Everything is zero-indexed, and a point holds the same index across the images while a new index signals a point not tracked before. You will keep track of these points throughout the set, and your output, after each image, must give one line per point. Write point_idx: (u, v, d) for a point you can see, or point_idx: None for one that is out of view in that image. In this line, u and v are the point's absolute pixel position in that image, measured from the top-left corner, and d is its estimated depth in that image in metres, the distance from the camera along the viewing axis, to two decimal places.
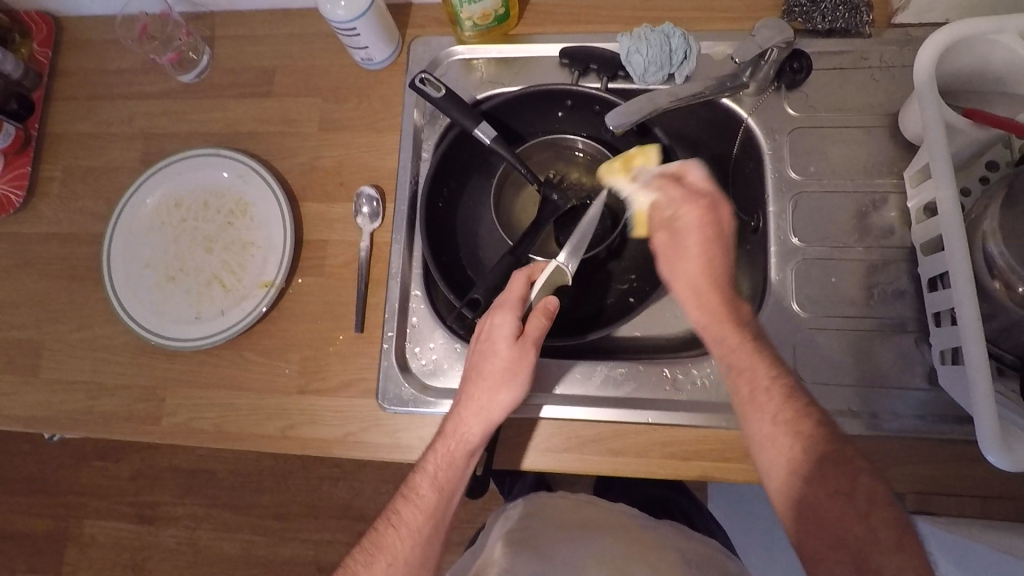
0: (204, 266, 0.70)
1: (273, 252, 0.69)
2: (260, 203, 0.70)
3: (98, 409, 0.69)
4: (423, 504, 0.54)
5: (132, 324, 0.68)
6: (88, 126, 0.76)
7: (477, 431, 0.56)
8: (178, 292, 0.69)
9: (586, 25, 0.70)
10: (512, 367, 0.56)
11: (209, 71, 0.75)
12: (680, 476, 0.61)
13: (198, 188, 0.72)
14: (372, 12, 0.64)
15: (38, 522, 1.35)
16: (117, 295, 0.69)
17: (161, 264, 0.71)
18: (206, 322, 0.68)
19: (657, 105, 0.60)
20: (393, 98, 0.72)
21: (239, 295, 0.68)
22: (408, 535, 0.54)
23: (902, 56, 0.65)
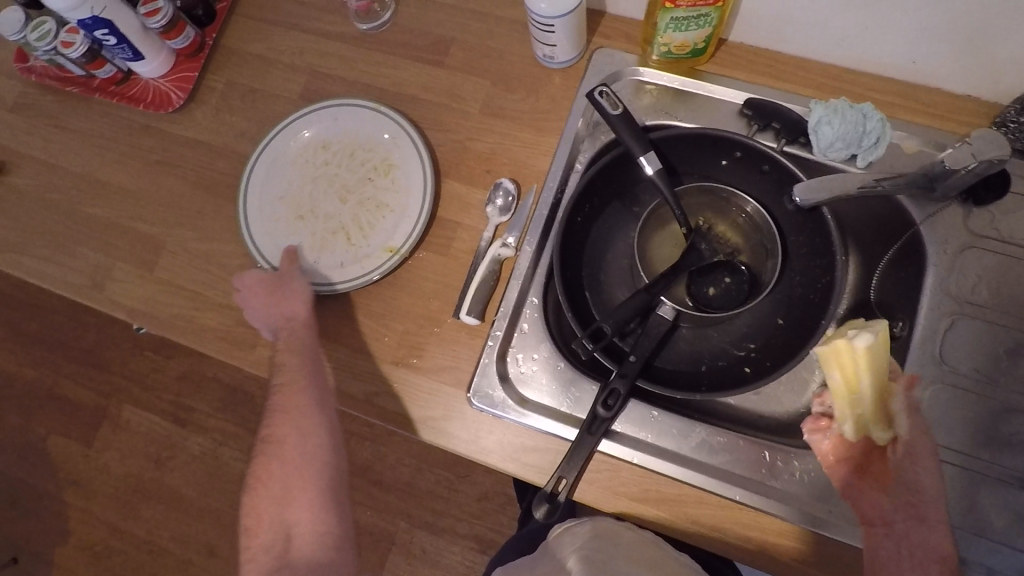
0: (334, 215, 0.70)
1: (405, 220, 0.69)
2: (403, 168, 0.70)
3: (199, 321, 0.70)
4: (290, 372, 0.65)
5: (255, 252, 0.69)
6: (259, 47, 0.76)
7: (301, 319, 0.65)
8: (303, 233, 0.70)
9: (778, 82, 0.68)
10: (285, 288, 0.66)
11: (388, 27, 0.75)
12: (750, 560, 0.59)
13: (346, 137, 0.72)
14: (574, 15, 0.63)
15: (82, 394, 1.40)
16: (246, 219, 0.70)
17: (293, 200, 0.71)
18: (324, 271, 0.68)
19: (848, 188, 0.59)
20: (561, 100, 0.71)
21: (361, 252, 0.69)
22: (299, 392, 0.66)
23: None
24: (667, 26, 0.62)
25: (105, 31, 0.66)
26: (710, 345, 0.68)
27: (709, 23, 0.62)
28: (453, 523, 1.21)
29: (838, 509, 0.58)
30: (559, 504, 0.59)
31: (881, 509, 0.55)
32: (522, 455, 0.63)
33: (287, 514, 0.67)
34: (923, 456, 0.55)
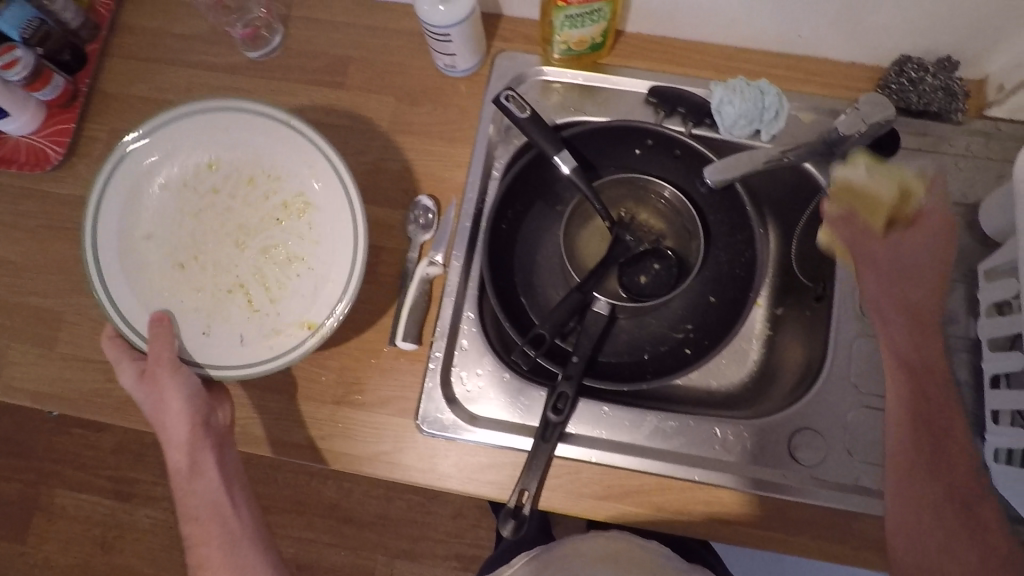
0: (234, 259, 0.65)
1: (325, 281, 0.62)
2: (320, 215, 0.64)
3: (116, 393, 0.65)
4: (163, 405, 0.58)
5: (125, 327, 0.60)
6: (141, 89, 0.71)
7: (180, 434, 0.58)
8: (195, 300, 0.63)
9: (677, 67, 0.69)
10: (165, 391, 0.58)
11: (279, 52, 0.71)
12: (717, 537, 0.61)
13: (254, 170, 0.66)
14: (468, 22, 0.62)
15: (4, 485, 1.28)
16: (117, 267, 0.61)
17: (182, 238, 0.65)
18: (213, 345, 0.61)
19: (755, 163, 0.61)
20: (469, 109, 0.69)
21: (264, 326, 0.62)
22: (179, 432, 0.58)
23: (989, 148, 0.65)
24: (562, 24, 0.62)
25: None
26: (650, 331, 0.69)
27: (603, 18, 0.62)
28: (430, 545, 1.18)
29: (790, 471, 0.61)
30: (525, 518, 0.59)
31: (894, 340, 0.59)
32: (479, 474, 0.62)
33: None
34: (886, 312, 0.61)
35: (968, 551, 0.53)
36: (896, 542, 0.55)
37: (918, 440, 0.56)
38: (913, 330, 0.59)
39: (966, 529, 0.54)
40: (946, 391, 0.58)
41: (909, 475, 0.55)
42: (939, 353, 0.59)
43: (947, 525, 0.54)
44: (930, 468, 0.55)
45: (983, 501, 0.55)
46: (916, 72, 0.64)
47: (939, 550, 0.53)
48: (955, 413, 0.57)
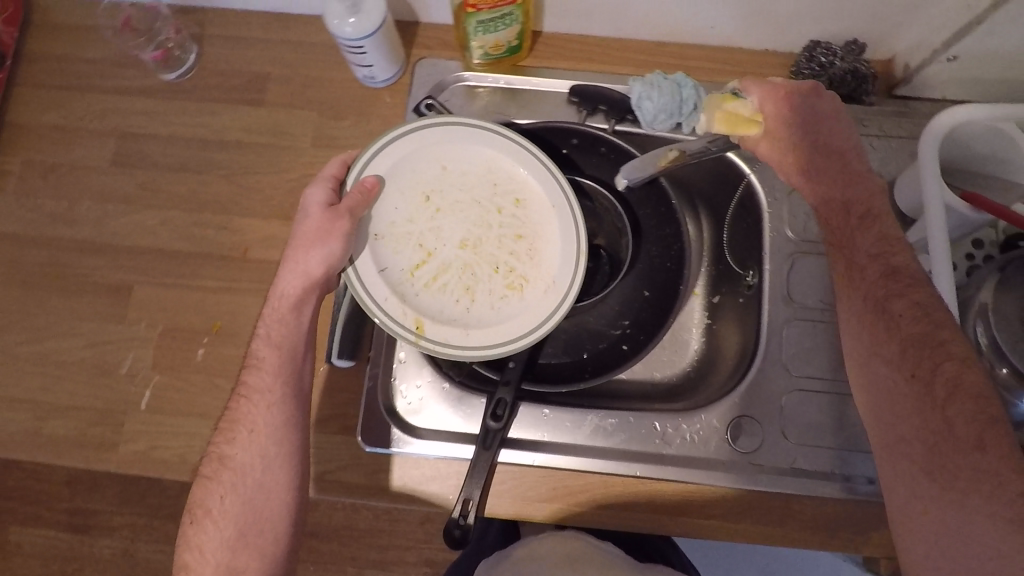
0: (405, 198, 0.60)
1: (525, 317, 0.60)
2: (565, 271, 0.61)
3: (47, 432, 0.63)
4: (263, 363, 0.56)
5: (360, 164, 0.58)
6: (53, 117, 0.69)
7: (280, 342, 0.56)
8: (404, 217, 0.60)
9: (598, 65, 0.69)
10: (308, 246, 0.55)
11: (194, 72, 0.69)
12: (662, 530, 0.61)
13: (517, 216, 0.63)
14: (381, 33, 0.61)
15: None
16: (391, 158, 0.59)
17: (424, 185, 0.61)
18: (375, 262, 0.58)
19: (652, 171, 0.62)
20: (393, 119, 0.69)
21: (400, 291, 0.58)
22: (259, 400, 0.55)
23: (901, 126, 0.66)
24: (475, 30, 0.62)
25: None
26: (589, 330, 0.70)
27: (515, 20, 0.62)
28: None
29: (729, 459, 0.61)
30: (470, 528, 0.58)
31: (855, 253, 0.55)
32: (423, 486, 0.62)
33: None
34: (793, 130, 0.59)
35: (956, 454, 0.45)
36: (885, 477, 0.49)
37: (867, 354, 0.52)
38: (841, 254, 0.56)
39: (946, 441, 0.45)
40: (900, 281, 0.52)
41: (879, 395, 0.50)
42: (879, 251, 0.54)
43: (928, 440, 0.46)
44: (904, 382, 0.49)
45: (959, 394, 0.46)
46: (826, 56, 0.65)
47: (923, 471, 0.46)
48: (931, 309, 0.49)
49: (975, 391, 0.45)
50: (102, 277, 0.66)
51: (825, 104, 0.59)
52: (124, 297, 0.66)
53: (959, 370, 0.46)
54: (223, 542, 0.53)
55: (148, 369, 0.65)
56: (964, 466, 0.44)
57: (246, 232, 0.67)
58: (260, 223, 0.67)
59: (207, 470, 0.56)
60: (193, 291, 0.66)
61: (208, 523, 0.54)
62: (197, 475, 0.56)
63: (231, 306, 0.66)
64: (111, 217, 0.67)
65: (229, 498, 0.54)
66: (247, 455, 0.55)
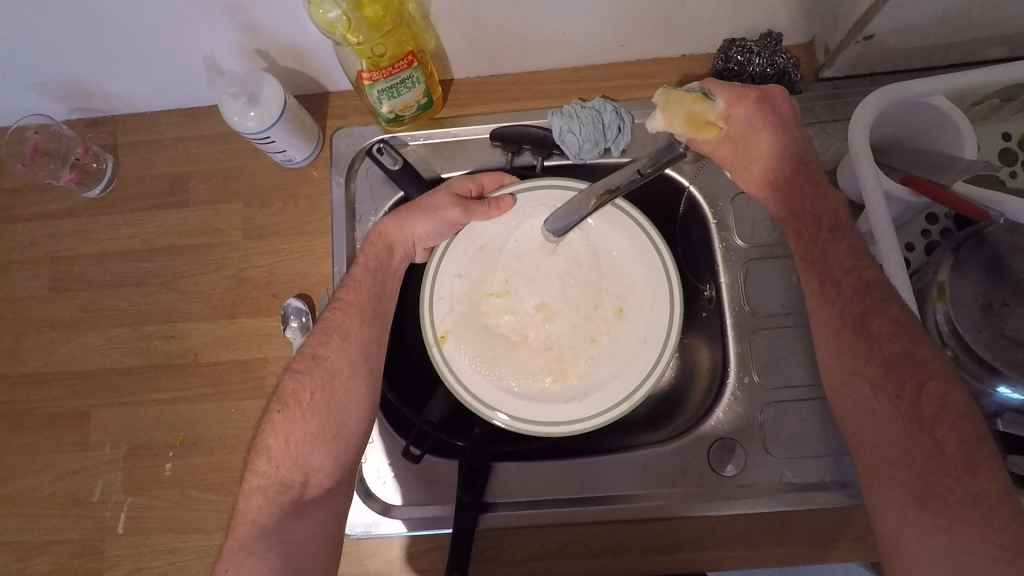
0: (528, 254, 0.61)
1: (539, 407, 0.57)
2: (597, 396, 0.57)
3: (31, 571, 0.63)
4: (360, 287, 0.58)
5: (503, 191, 0.60)
6: None
7: (371, 285, 0.58)
8: (518, 254, 0.61)
9: (517, 103, 0.68)
10: (417, 217, 0.58)
11: (116, 184, 0.69)
12: (662, 568, 0.60)
13: (587, 329, 0.60)
14: (285, 117, 0.60)
15: None
16: (536, 197, 0.60)
17: (538, 250, 0.61)
18: (457, 269, 0.60)
19: (581, 211, 0.55)
20: (319, 196, 0.68)
21: (461, 303, 0.60)
22: (354, 315, 0.57)
23: (832, 111, 0.65)
24: (378, 98, 0.60)
25: None
26: None
27: (418, 82, 0.60)
28: None
29: (717, 486, 0.59)
30: None
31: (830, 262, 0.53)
32: (412, 564, 0.60)
33: (245, 488, 0.51)
34: (745, 131, 0.57)
35: (942, 475, 0.42)
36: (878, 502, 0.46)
37: (848, 374, 0.50)
38: (814, 270, 0.54)
39: (933, 462, 0.43)
40: (874, 297, 0.49)
41: (866, 417, 0.48)
42: (853, 264, 0.51)
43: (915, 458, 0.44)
44: (888, 405, 0.46)
45: (947, 413, 0.43)
46: (742, 54, 0.62)
47: (913, 496, 0.44)
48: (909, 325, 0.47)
49: (959, 409, 0.43)
50: (60, 406, 0.66)
51: (788, 106, 0.57)
52: (83, 422, 0.65)
53: (943, 387, 0.44)
54: (306, 434, 0.53)
55: (120, 491, 0.64)
56: (950, 485, 0.42)
57: (193, 336, 0.66)
58: (206, 325, 0.66)
59: (297, 364, 0.56)
60: (151, 404, 0.65)
61: (296, 413, 0.53)
62: (286, 367, 0.56)
63: (191, 414, 0.65)
64: (59, 344, 0.67)
65: (319, 394, 0.54)
66: (341, 358, 0.55)
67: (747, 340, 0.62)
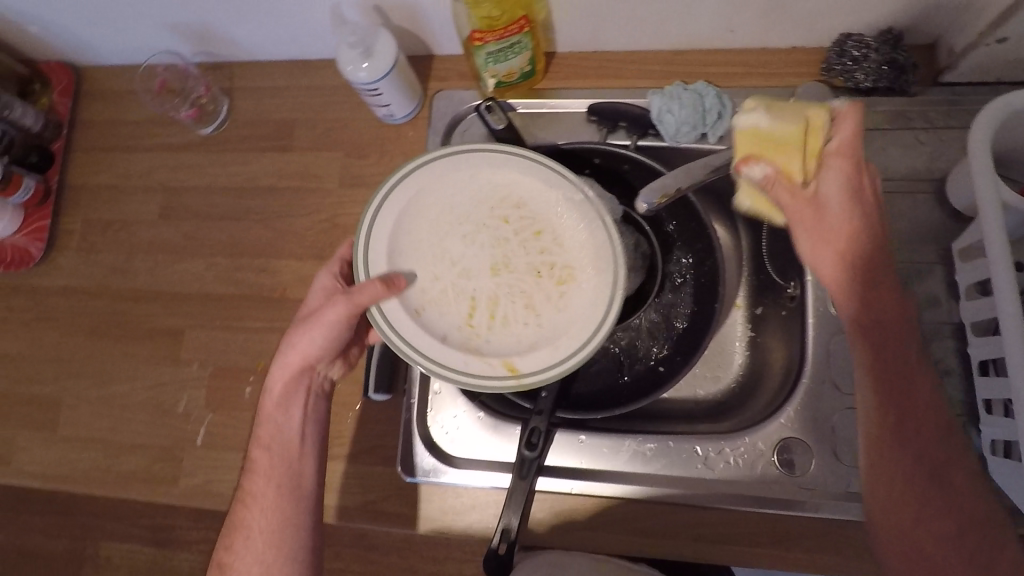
0: (422, 250, 0.53)
1: (583, 309, 0.51)
2: (597, 245, 0.52)
3: (117, 469, 0.68)
4: (260, 468, 0.57)
5: (361, 267, 0.51)
6: (107, 178, 0.74)
7: (272, 435, 0.58)
8: (436, 275, 0.52)
9: (617, 81, 0.68)
10: (308, 337, 0.56)
11: (228, 124, 0.73)
12: (710, 558, 0.59)
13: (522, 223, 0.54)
14: (395, 72, 0.62)
15: None
16: (390, 216, 0.52)
17: (426, 237, 0.53)
18: (423, 328, 0.50)
19: (680, 188, 0.57)
20: (415, 153, 0.70)
21: (473, 343, 0.50)
22: (263, 473, 0.57)
23: (950, 118, 0.62)
24: (485, 61, 0.62)
25: None
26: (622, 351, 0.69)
27: (525, 48, 0.61)
28: None
29: (779, 484, 0.58)
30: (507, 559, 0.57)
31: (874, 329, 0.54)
32: (463, 515, 0.62)
33: None
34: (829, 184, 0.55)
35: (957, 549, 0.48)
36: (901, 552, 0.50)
37: (892, 448, 0.52)
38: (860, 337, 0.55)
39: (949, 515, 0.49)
40: (909, 386, 0.53)
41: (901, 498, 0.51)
42: (896, 339, 0.54)
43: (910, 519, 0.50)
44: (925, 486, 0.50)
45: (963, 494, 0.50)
46: (859, 49, 0.61)
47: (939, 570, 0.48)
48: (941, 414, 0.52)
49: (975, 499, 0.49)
50: (158, 322, 0.71)
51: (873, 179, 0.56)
52: (176, 340, 0.70)
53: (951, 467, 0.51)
54: None
55: (202, 408, 0.69)
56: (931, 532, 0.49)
57: (282, 273, 0.70)
58: (296, 264, 0.70)
59: (219, 552, 0.57)
60: (237, 332, 0.69)
61: None
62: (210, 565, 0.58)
63: (273, 345, 0.69)
64: (162, 266, 0.72)
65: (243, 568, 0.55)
66: (260, 523, 0.56)
67: (829, 342, 0.61)
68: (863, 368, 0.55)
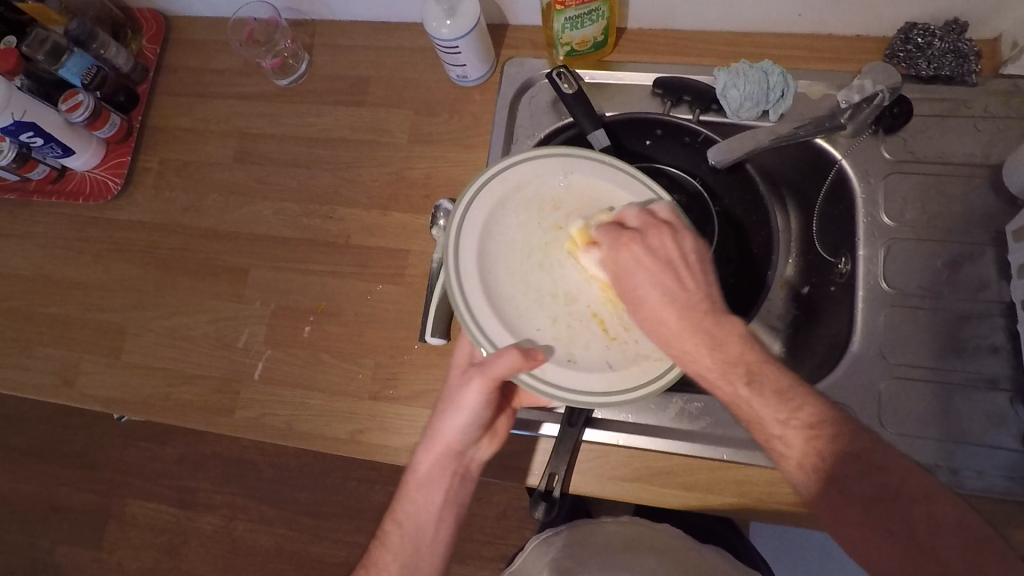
0: (518, 293, 0.56)
1: None
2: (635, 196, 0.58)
3: (174, 397, 0.71)
4: (415, 522, 0.58)
5: (479, 335, 0.53)
6: (187, 122, 0.78)
7: (421, 502, 0.58)
8: (552, 317, 0.55)
9: (683, 57, 0.71)
10: (452, 410, 0.56)
11: (306, 78, 0.77)
12: (749, 515, 0.61)
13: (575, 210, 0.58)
14: (476, 32, 0.66)
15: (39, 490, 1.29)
16: (473, 270, 0.55)
17: (515, 279, 0.56)
18: (585, 370, 0.53)
19: (748, 151, 0.62)
20: (483, 115, 0.73)
21: (626, 351, 0.54)
22: (410, 532, 0.58)
23: (1008, 107, 0.64)
24: (563, 26, 0.65)
25: (30, 133, 0.68)
26: None
27: (602, 16, 0.65)
28: (477, 549, 1.13)
29: None
30: (554, 500, 0.61)
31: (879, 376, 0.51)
32: (510, 459, 0.64)
33: None
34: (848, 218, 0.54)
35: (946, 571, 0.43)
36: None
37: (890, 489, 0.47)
38: None
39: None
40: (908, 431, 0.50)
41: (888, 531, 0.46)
42: None
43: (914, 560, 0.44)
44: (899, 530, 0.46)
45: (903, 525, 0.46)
46: (923, 37, 0.64)
47: None
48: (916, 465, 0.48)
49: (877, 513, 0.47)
50: (224, 260, 0.74)
51: None
52: (241, 278, 0.73)
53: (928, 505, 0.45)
54: None
55: (262, 343, 0.71)
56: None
57: (348, 221, 0.73)
58: (362, 212, 0.73)
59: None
60: (301, 274, 0.72)
61: None
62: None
63: (334, 288, 0.71)
64: (233, 208, 0.75)
65: None
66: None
67: (877, 316, 0.63)
68: (786, 448, 0.49)
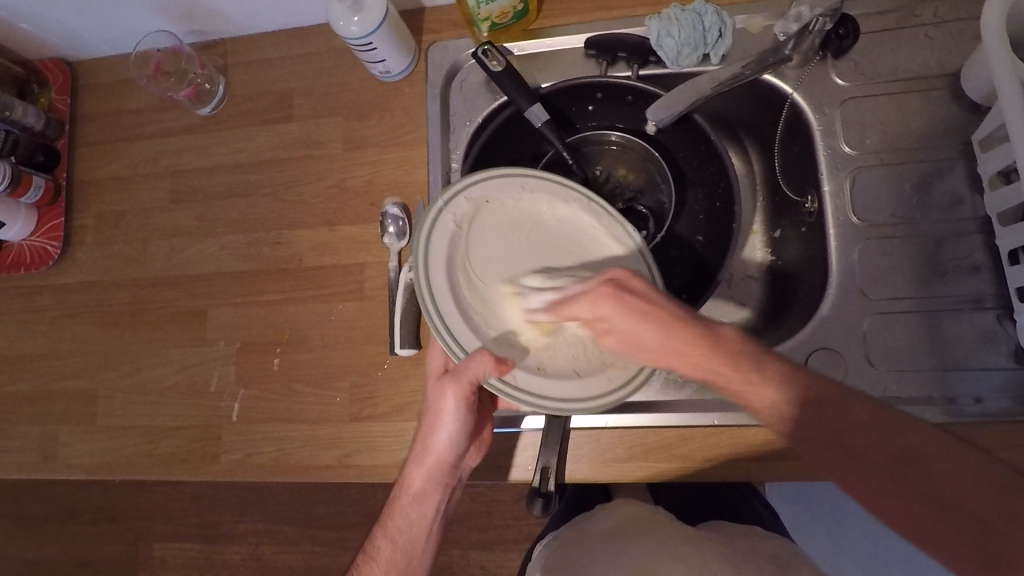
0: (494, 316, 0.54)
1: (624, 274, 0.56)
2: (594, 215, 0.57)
3: (157, 453, 0.69)
4: (405, 534, 0.57)
5: (450, 341, 0.51)
6: (115, 170, 0.75)
7: (410, 514, 0.57)
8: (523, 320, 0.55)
9: (611, 12, 0.67)
10: (438, 422, 0.56)
11: (227, 101, 0.73)
12: (750, 476, 0.60)
13: (531, 233, 0.56)
14: (386, 24, 0.61)
15: None
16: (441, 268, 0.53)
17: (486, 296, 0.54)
18: (556, 378, 0.52)
19: (688, 104, 0.59)
20: (415, 109, 0.70)
21: (601, 362, 0.53)
22: (401, 546, 0.57)
23: (957, 10, 0.60)
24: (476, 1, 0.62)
25: None
26: None
27: None
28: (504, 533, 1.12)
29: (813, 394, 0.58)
30: (551, 494, 0.59)
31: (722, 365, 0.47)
32: (502, 459, 0.63)
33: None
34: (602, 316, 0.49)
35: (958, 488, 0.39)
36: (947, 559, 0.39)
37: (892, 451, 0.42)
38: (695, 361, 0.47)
39: (915, 474, 0.41)
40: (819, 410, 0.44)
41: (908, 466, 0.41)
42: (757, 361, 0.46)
43: (906, 485, 0.40)
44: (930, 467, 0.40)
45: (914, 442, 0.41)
46: None
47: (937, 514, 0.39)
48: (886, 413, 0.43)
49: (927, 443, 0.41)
50: (180, 306, 0.71)
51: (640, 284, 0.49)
52: (201, 320, 0.71)
53: (885, 400, 0.43)
54: None
55: (233, 383, 0.69)
56: (943, 479, 0.40)
57: (297, 244, 0.70)
58: (310, 233, 0.70)
59: None
60: (260, 306, 0.70)
61: None
62: None
63: (295, 314, 0.69)
64: (178, 250, 0.72)
65: None
66: None
67: (851, 253, 0.60)
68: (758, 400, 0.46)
